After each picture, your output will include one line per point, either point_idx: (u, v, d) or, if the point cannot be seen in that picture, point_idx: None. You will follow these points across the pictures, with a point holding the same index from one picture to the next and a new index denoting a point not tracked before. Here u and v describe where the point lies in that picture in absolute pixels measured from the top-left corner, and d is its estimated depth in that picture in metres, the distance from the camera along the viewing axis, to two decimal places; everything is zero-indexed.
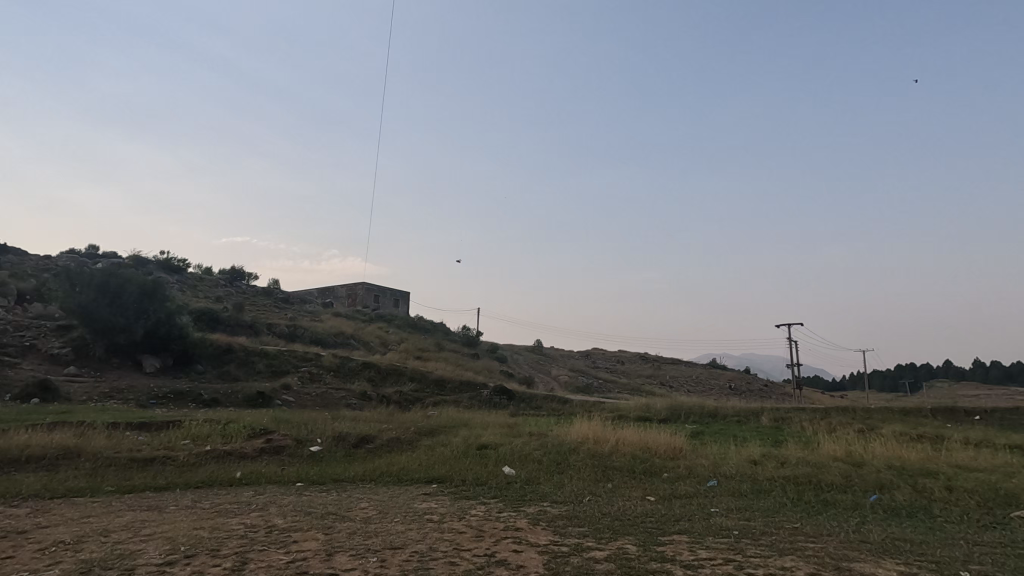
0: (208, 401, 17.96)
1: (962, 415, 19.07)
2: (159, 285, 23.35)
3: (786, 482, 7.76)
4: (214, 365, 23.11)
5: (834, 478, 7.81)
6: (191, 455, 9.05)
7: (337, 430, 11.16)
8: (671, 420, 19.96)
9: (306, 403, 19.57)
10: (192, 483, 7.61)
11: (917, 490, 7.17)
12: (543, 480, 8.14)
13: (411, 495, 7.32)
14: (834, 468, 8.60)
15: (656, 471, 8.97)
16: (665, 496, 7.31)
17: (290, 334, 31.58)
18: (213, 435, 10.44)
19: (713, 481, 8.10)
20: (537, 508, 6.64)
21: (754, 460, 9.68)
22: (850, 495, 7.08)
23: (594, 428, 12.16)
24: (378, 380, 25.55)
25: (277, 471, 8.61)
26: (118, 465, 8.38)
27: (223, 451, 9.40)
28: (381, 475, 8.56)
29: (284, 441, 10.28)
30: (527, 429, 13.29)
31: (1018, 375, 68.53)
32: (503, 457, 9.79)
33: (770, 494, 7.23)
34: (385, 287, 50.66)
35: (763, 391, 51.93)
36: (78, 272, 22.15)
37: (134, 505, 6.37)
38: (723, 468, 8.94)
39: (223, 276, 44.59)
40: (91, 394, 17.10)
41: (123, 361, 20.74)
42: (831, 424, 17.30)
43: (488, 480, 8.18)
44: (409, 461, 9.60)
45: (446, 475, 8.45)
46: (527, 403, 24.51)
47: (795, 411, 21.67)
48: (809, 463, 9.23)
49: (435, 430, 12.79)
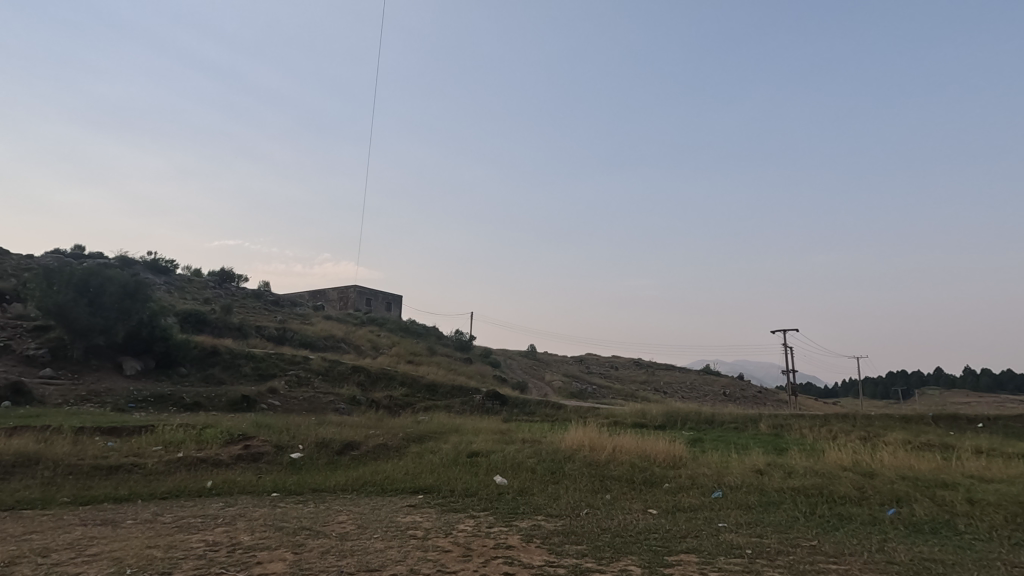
0: (190, 405, 17.31)
1: (965, 422, 18.73)
2: (141, 285, 22.64)
3: (795, 494, 7.28)
4: (198, 367, 22.42)
5: (847, 489, 7.34)
6: (161, 462, 8.46)
7: (321, 436, 10.59)
8: (667, 426, 19.51)
9: (293, 408, 18.94)
10: (158, 494, 7.03)
11: (937, 504, 6.72)
12: (537, 492, 7.60)
13: (395, 508, 6.76)
14: (845, 479, 8.13)
15: (657, 481, 8.46)
16: (668, 509, 6.81)
17: (279, 337, 30.91)
18: (187, 441, 9.84)
19: (717, 493, 7.62)
20: (531, 522, 6.14)
21: (760, 470, 9.19)
22: (865, 508, 6.61)
23: (589, 434, 11.69)
24: (368, 384, 24.91)
25: (252, 480, 8.03)
26: (80, 474, 7.77)
27: (197, 458, 8.82)
28: (364, 485, 7.98)
29: (263, 447, 9.70)
30: (520, 436, 12.80)
31: (1008, 383, 68.94)
32: (495, 465, 9.25)
33: (779, 506, 6.78)
34: (377, 290, 50.08)
35: (758, 397, 51.78)
36: (56, 270, 21.41)
37: (86, 519, 5.78)
38: (727, 478, 8.45)
39: (211, 278, 43.83)
40: (67, 397, 16.42)
41: (103, 363, 20.05)
42: (831, 431, 16.92)
43: (479, 490, 7.64)
44: (394, 469, 9.04)
45: (433, 484, 7.91)
46: (520, 409, 23.98)
47: (794, 417, 21.26)
48: (818, 473, 8.76)
49: (425, 436, 12.25)
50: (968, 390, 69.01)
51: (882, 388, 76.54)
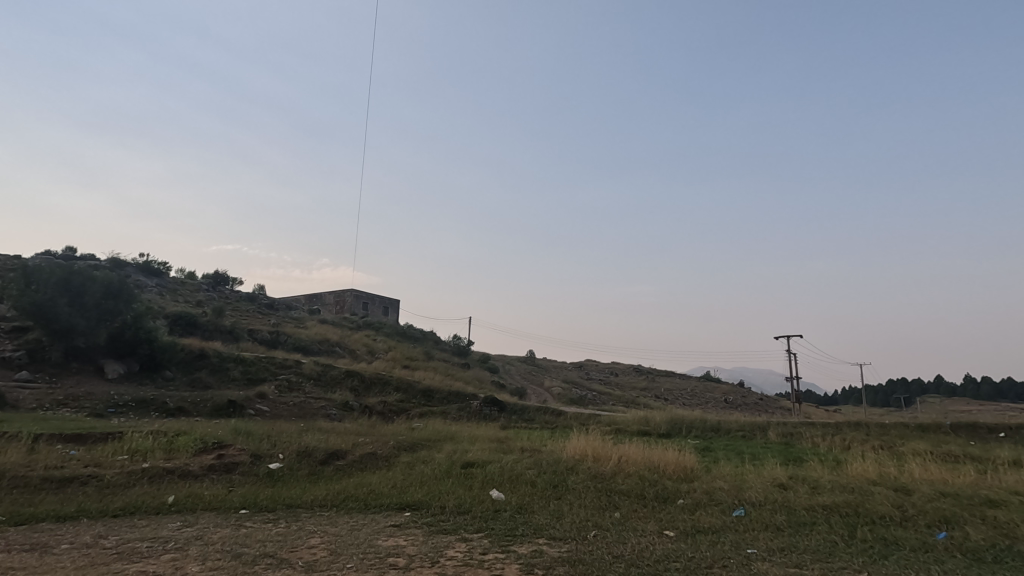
0: (174, 411, 16.48)
1: (986, 432, 17.93)
2: (125, 286, 21.82)
3: (829, 513, 6.47)
4: (184, 371, 21.59)
5: (886, 509, 6.53)
6: (121, 474, 7.63)
7: (304, 445, 9.77)
8: (672, 434, 18.71)
9: (281, 413, 18.11)
10: (109, 511, 6.21)
11: (992, 527, 5.93)
12: (537, 509, 6.80)
13: (377, 529, 5.92)
14: (880, 496, 7.32)
15: (670, 497, 7.62)
16: (687, 530, 6.00)
17: (271, 341, 30.01)
18: (156, 450, 9.03)
19: (739, 511, 6.80)
20: (531, 547, 5.34)
21: (781, 484, 8.35)
22: (912, 532, 5.81)
23: (592, 443, 10.87)
24: (362, 390, 24.03)
25: (219, 494, 7.18)
26: (26, 488, 6.95)
27: (163, 470, 7.99)
28: (345, 500, 7.16)
29: (238, 457, 8.88)
30: (519, 444, 11.98)
31: (1009, 391, 68.19)
32: (492, 478, 8.43)
33: (813, 528, 5.98)
34: (374, 294, 49.38)
35: (760, 404, 50.97)
36: (35, 268, 20.55)
37: (13, 543, 4.95)
38: (748, 493, 7.63)
39: (205, 281, 43.03)
40: (42, 402, 15.60)
41: (84, 366, 19.19)
42: (846, 440, 16.15)
43: (472, 507, 6.81)
44: (381, 482, 8.21)
45: (422, 500, 7.08)
46: (519, 416, 23.14)
47: (804, 426, 20.41)
48: (849, 488, 7.93)
49: (417, 445, 11.40)
50: (969, 398, 68.16)
51: (883, 396, 75.78)
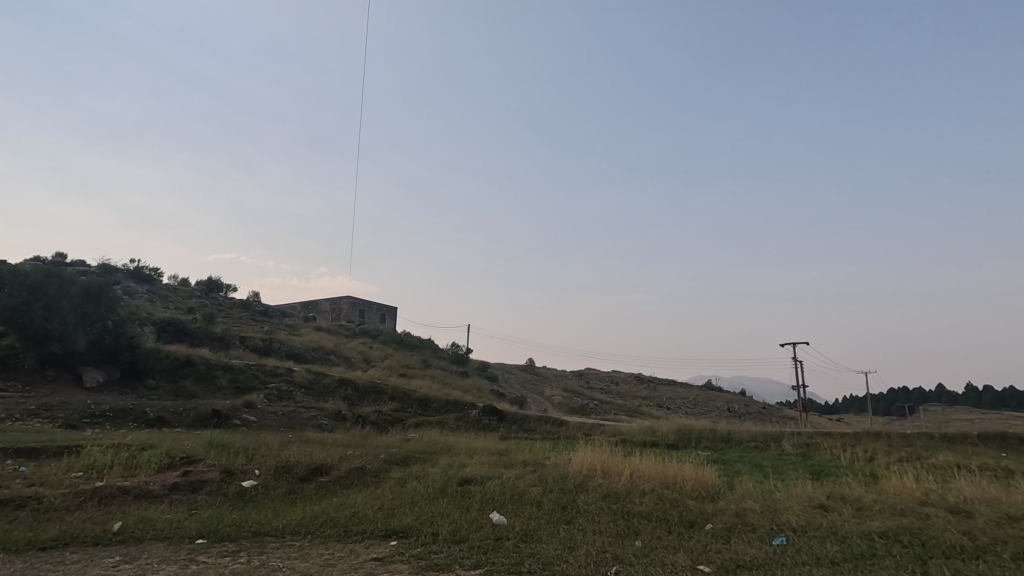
0: (154, 421, 15.49)
1: (1013, 443, 16.94)
2: (105, 289, 20.85)
3: (889, 543, 5.51)
4: (169, 379, 20.53)
5: (954, 537, 5.57)
6: (65, 496, 6.64)
7: (283, 460, 8.76)
8: (680, 445, 17.71)
9: (269, 424, 17.08)
10: (38, 543, 5.23)
11: None
12: (546, 537, 5.83)
13: (355, 564, 4.95)
14: (941, 520, 6.33)
15: (697, 521, 6.62)
16: (725, 566, 5.02)
17: (263, 348, 28.96)
18: (116, 467, 8.03)
19: (781, 539, 5.83)
20: None
21: (820, 505, 7.34)
22: (999, 567, 4.83)
23: (601, 456, 9.88)
24: (355, 399, 22.96)
25: (177, 519, 6.18)
26: None
27: (118, 490, 7.00)
28: (323, 526, 6.17)
29: (206, 475, 7.88)
30: (520, 457, 10.97)
31: (1011, 399, 67.45)
32: (492, 497, 7.44)
33: (874, 561, 5.03)
34: (371, 301, 48.38)
35: (764, 413, 49.96)
36: (10, 271, 19.56)
37: None
38: (787, 515, 6.63)
39: (198, 288, 41.98)
40: (12, 412, 14.56)
41: (60, 374, 18.16)
42: (868, 451, 15.14)
43: (470, 535, 5.84)
44: (366, 502, 7.23)
45: (410, 526, 6.09)
46: (519, 426, 22.14)
47: (821, 435, 19.29)
48: (900, 511, 6.92)
49: (410, 458, 10.42)
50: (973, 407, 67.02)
51: (885, 406, 74.77)
